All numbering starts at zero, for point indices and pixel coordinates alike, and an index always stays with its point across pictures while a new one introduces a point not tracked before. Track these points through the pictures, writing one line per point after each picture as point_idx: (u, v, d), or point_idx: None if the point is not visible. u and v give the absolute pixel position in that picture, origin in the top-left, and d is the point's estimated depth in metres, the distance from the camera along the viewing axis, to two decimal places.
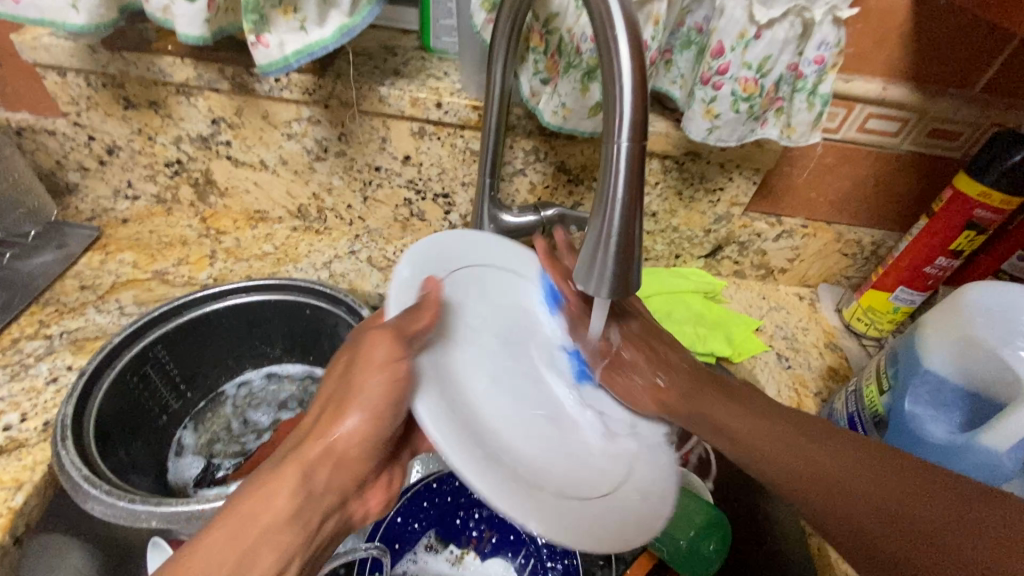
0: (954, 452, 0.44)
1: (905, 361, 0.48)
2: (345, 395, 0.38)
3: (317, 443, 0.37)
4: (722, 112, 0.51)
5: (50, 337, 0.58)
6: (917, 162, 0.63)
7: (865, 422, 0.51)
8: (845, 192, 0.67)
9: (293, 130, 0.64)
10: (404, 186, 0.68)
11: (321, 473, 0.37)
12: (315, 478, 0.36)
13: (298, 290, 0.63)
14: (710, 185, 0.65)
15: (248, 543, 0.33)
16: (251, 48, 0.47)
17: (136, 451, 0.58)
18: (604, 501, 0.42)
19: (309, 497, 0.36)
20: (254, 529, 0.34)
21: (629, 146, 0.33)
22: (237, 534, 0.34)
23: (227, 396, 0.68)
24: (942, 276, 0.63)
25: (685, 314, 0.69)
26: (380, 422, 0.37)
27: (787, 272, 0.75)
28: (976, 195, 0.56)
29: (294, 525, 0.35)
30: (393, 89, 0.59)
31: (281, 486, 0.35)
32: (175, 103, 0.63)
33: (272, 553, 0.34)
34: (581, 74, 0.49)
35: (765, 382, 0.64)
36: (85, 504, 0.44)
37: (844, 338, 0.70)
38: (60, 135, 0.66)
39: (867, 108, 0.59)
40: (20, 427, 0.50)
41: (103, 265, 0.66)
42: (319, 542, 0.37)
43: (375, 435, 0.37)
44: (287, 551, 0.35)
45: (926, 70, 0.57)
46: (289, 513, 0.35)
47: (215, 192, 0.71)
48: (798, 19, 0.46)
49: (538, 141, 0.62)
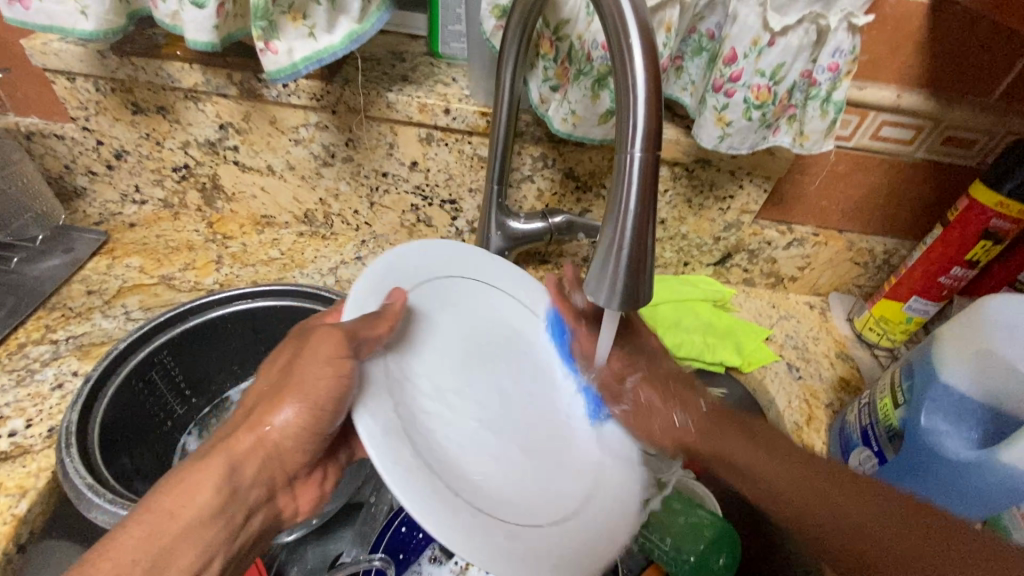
0: (972, 469, 0.43)
1: (921, 374, 0.47)
2: (282, 387, 0.38)
3: (247, 435, 0.38)
4: (734, 120, 0.50)
5: (57, 342, 0.58)
6: (932, 170, 0.62)
7: (879, 436, 0.50)
8: (858, 200, 0.66)
9: (301, 135, 0.64)
10: (411, 192, 0.68)
11: (253, 462, 0.38)
12: (241, 471, 0.37)
13: (305, 297, 0.62)
14: (720, 193, 0.64)
15: (167, 540, 0.34)
16: (259, 55, 0.46)
17: (140, 457, 0.57)
18: (562, 529, 0.39)
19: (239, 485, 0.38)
20: (172, 527, 0.35)
21: (642, 156, 0.32)
22: (156, 532, 0.34)
23: (232, 402, 0.67)
24: (957, 286, 0.62)
25: (693, 323, 0.68)
26: (315, 416, 0.37)
27: (798, 280, 0.74)
28: (992, 205, 0.55)
29: (217, 518, 0.36)
30: (400, 96, 0.59)
31: (203, 482, 0.36)
32: (184, 108, 0.63)
33: (191, 548, 0.35)
34: (592, 82, 0.48)
35: (775, 393, 0.63)
36: (88, 512, 0.43)
37: (855, 348, 0.69)
38: (69, 139, 0.67)
39: (881, 116, 0.58)
40: (26, 433, 0.50)
41: (109, 269, 0.66)
42: (241, 529, 0.39)
43: (309, 425, 0.38)
44: (206, 546, 0.36)
45: (941, 77, 0.56)
46: (212, 506, 0.36)
47: (222, 197, 0.71)
48: (812, 26, 0.45)
49: (546, 147, 0.61)
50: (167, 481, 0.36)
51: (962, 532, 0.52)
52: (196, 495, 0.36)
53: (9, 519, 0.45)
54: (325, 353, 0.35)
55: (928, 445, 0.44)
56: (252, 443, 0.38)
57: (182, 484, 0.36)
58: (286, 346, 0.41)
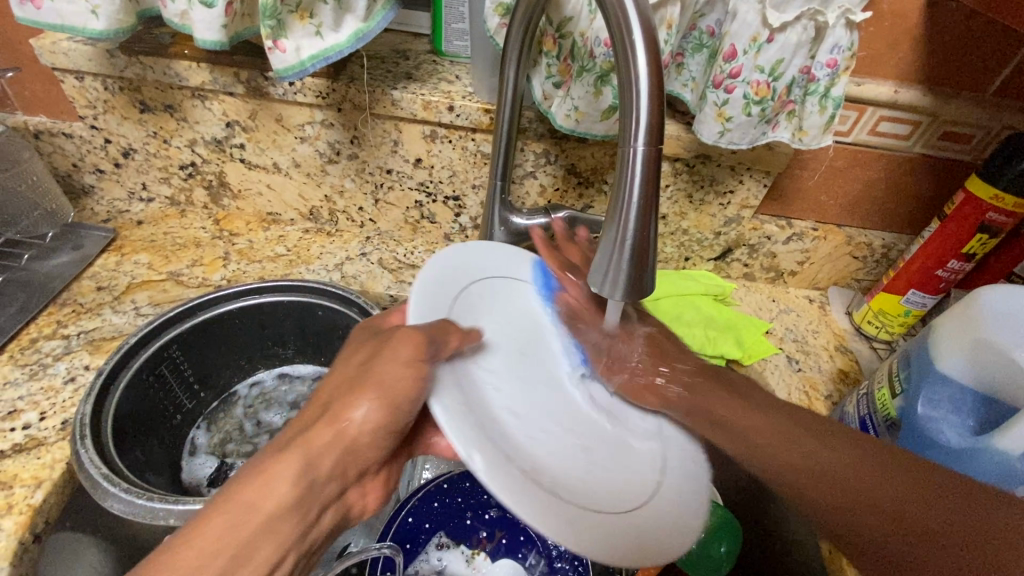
0: (968, 456, 0.44)
1: (918, 364, 0.48)
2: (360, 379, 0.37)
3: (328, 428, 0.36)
4: (733, 115, 0.51)
5: (68, 337, 0.59)
6: (929, 165, 0.63)
7: (877, 425, 0.51)
8: (856, 195, 0.67)
9: (306, 133, 0.65)
10: (415, 188, 0.69)
11: (325, 449, 0.36)
12: (319, 466, 0.35)
13: (311, 292, 0.63)
14: (721, 188, 0.65)
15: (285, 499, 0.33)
16: (268, 53, 0.47)
17: (151, 450, 0.58)
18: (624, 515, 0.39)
19: (314, 470, 0.35)
20: (257, 518, 0.32)
21: (645, 150, 0.33)
22: (236, 524, 0.31)
23: (239, 396, 0.69)
24: (954, 279, 0.62)
25: (694, 317, 0.69)
26: (395, 410, 0.37)
27: (797, 275, 0.74)
28: (988, 199, 0.56)
29: (294, 514, 0.33)
30: (405, 93, 0.59)
31: (281, 474, 0.34)
32: (191, 106, 0.64)
33: (267, 544, 0.32)
34: (595, 78, 0.49)
35: (775, 385, 0.64)
36: (104, 502, 0.44)
37: (854, 341, 0.70)
38: (77, 137, 0.68)
39: (879, 111, 0.59)
40: (40, 425, 0.51)
41: (118, 266, 0.67)
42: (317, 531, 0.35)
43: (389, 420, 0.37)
44: (282, 541, 0.32)
45: (938, 73, 0.57)
46: (327, 468, 0.35)
47: (228, 194, 0.72)
48: (811, 23, 0.46)
49: (549, 144, 0.62)
50: (244, 478, 0.33)
51: None
52: (276, 491, 0.33)
53: (25, 509, 0.46)
54: (400, 356, 0.36)
55: (925, 433, 0.45)
56: (309, 450, 0.35)
57: (256, 481, 0.33)
58: (353, 341, 0.42)
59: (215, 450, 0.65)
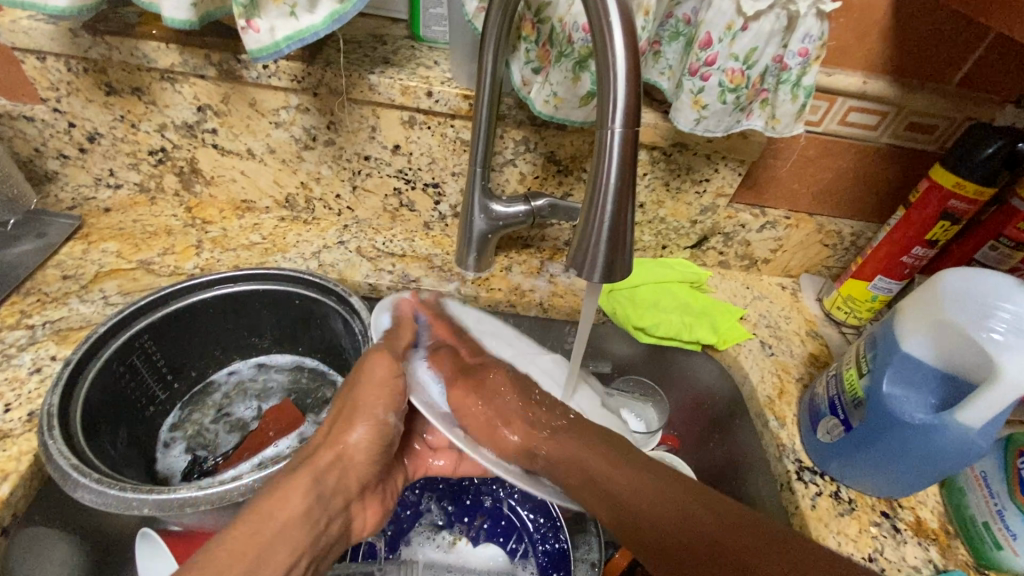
0: (930, 432, 0.46)
1: (884, 344, 0.50)
2: (353, 411, 0.47)
3: (330, 451, 0.46)
4: (709, 103, 0.52)
5: (33, 327, 0.57)
6: (896, 154, 0.65)
7: (845, 404, 0.53)
8: (827, 184, 0.69)
9: (281, 118, 0.63)
10: (394, 175, 0.68)
11: (332, 479, 0.45)
12: (324, 480, 0.45)
13: (286, 280, 0.62)
14: (697, 176, 0.66)
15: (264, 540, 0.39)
16: (240, 33, 0.46)
17: (122, 442, 0.56)
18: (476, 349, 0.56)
19: (320, 502, 0.44)
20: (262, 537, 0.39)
21: (622, 133, 0.34)
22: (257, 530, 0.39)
23: (216, 385, 0.67)
24: (918, 265, 0.65)
25: (671, 304, 0.70)
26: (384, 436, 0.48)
27: (770, 262, 0.76)
28: (950, 186, 0.58)
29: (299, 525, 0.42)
30: (383, 78, 0.59)
31: (294, 490, 0.42)
32: (160, 89, 0.62)
33: (285, 548, 0.40)
34: (574, 64, 0.49)
35: (748, 369, 0.66)
36: (74, 493, 0.43)
37: (824, 326, 0.72)
38: (40, 121, 0.65)
39: (849, 102, 0.61)
40: (5, 417, 0.49)
41: (85, 254, 0.65)
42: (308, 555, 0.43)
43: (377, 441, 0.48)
44: (296, 546, 0.41)
45: (903, 66, 0.59)
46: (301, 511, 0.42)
47: (201, 181, 0.71)
48: (783, 12, 0.47)
49: (528, 131, 0.62)
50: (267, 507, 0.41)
51: (922, 494, 0.56)
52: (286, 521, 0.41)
53: None
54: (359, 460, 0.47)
55: (887, 410, 0.47)
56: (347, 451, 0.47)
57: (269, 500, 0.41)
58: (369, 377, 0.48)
59: (191, 439, 0.63)
